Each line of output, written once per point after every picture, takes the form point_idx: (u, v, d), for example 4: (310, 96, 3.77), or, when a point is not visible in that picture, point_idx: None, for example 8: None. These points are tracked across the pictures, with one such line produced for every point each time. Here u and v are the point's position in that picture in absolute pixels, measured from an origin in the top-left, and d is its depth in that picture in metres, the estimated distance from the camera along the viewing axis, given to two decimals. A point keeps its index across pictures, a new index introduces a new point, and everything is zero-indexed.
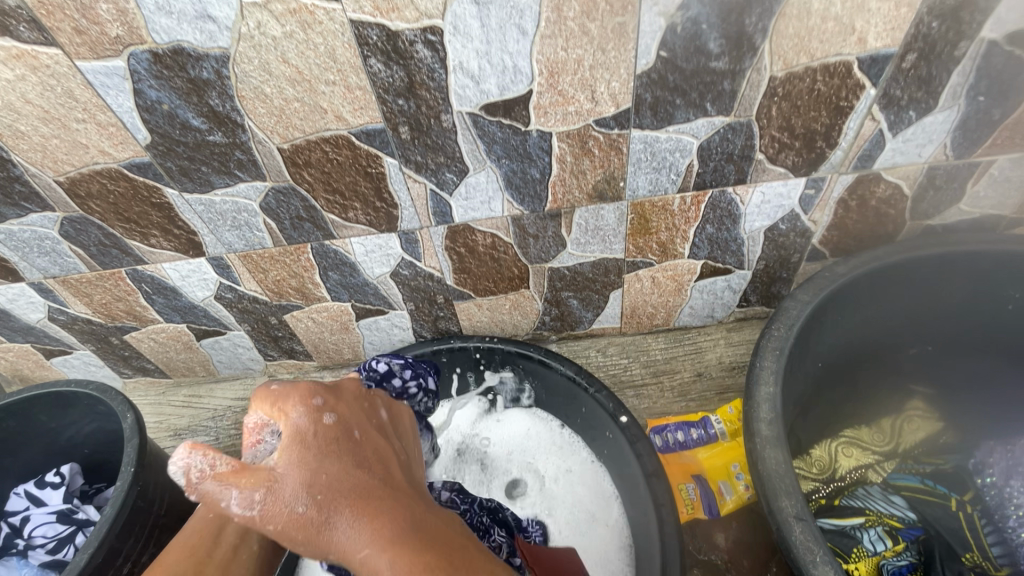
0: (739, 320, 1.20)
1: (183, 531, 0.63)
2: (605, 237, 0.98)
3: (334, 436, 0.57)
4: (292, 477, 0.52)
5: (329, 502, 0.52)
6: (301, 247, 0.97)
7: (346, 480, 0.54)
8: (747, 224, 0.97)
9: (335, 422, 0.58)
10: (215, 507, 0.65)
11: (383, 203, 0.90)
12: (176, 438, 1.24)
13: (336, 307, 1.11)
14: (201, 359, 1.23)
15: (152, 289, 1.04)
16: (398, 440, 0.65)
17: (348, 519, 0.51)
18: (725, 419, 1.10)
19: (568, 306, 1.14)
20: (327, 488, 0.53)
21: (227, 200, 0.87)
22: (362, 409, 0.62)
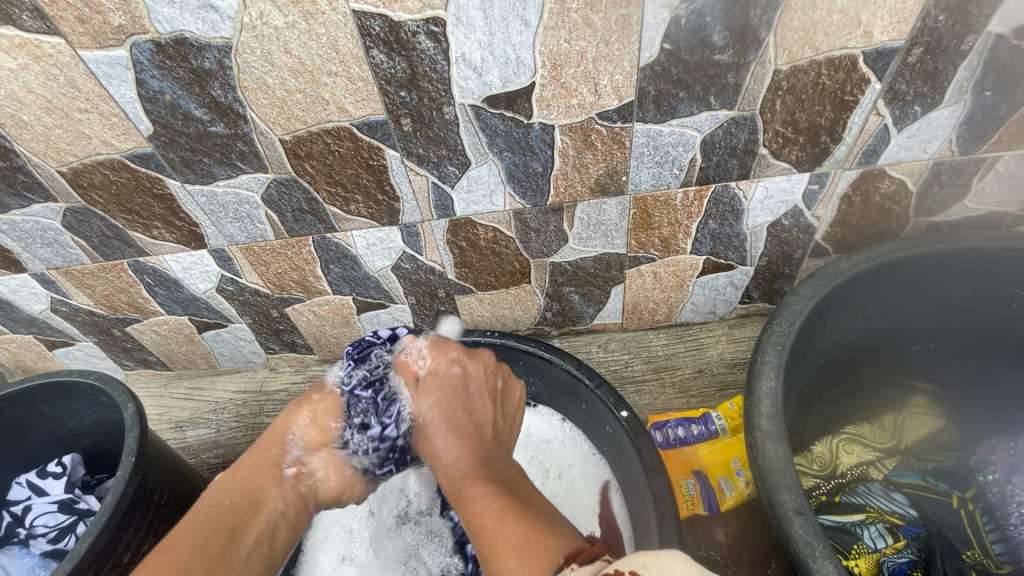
0: (740, 317, 1.20)
1: (215, 505, 0.72)
2: (607, 232, 0.98)
3: (453, 386, 0.86)
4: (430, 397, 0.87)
5: (447, 419, 0.83)
6: (302, 240, 0.97)
7: (452, 411, 0.84)
8: (749, 219, 0.97)
9: (460, 373, 0.88)
10: (260, 484, 0.77)
11: (385, 196, 0.90)
12: (177, 430, 1.25)
13: (337, 300, 1.11)
14: (203, 351, 1.24)
15: (153, 281, 1.05)
16: (503, 408, 0.87)
17: (451, 436, 0.81)
18: (726, 414, 1.09)
19: (569, 301, 1.14)
20: (443, 409, 0.85)
21: (229, 192, 0.87)
22: (479, 367, 0.89)
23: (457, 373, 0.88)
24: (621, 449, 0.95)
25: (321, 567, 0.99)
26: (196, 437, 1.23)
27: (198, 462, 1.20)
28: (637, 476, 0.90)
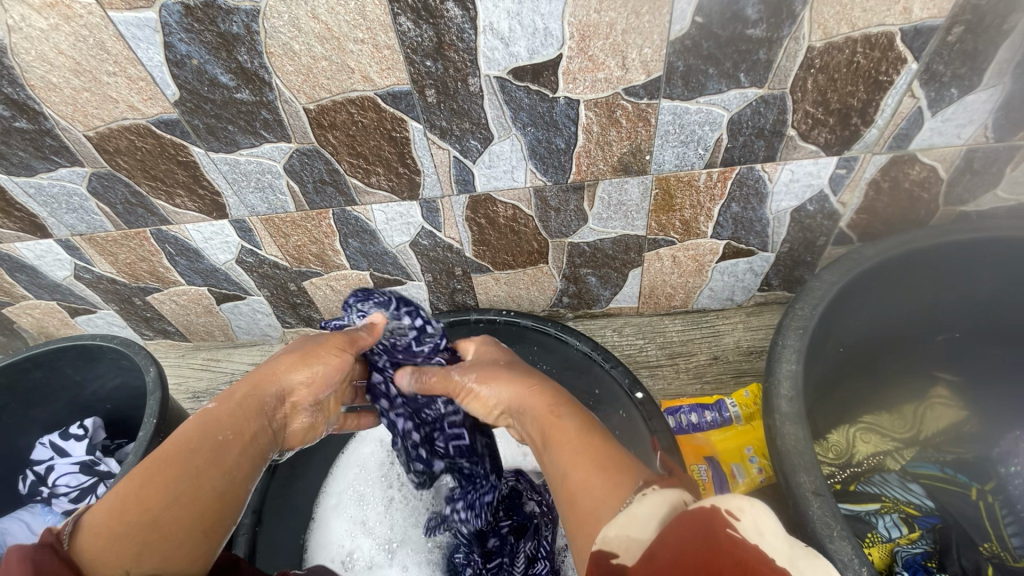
0: (758, 305, 1.19)
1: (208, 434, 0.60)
2: (627, 213, 0.97)
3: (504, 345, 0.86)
4: (488, 351, 0.84)
5: (509, 371, 0.77)
6: (322, 212, 0.98)
7: (502, 374, 0.77)
8: (773, 203, 0.95)
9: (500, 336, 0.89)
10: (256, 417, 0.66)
11: (406, 169, 0.90)
12: (195, 400, 1.27)
13: (354, 275, 1.12)
14: (221, 323, 1.25)
15: (175, 250, 1.06)
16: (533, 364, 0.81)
17: (508, 377, 0.76)
18: (740, 402, 1.10)
19: (586, 283, 1.13)
20: (502, 365, 0.80)
21: (252, 161, 0.88)
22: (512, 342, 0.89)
23: (501, 352, 0.84)
24: (635, 430, 0.94)
25: (333, 530, 1.01)
26: None
27: None
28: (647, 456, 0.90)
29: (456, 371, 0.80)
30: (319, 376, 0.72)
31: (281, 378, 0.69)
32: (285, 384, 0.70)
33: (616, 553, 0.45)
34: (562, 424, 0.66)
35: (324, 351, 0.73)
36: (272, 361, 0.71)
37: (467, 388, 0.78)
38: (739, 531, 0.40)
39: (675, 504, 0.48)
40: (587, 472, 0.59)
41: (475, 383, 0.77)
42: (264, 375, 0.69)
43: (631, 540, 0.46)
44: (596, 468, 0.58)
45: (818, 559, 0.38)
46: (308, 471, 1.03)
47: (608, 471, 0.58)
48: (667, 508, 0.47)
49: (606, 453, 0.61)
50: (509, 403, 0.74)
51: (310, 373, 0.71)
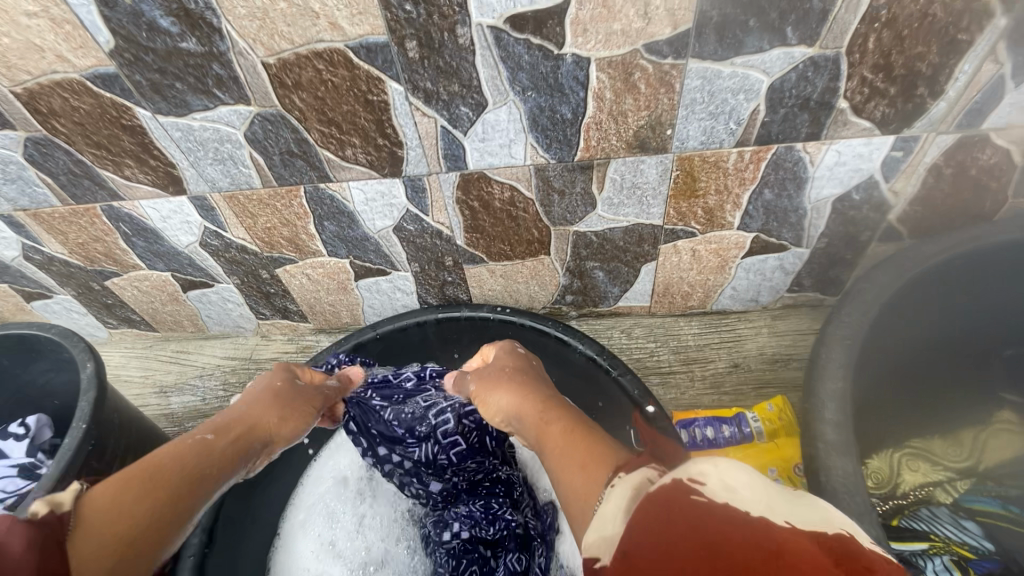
0: (786, 308, 1.05)
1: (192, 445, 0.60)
2: (642, 198, 0.84)
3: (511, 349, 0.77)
4: (500, 357, 0.76)
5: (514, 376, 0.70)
6: (293, 190, 0.85)
7: (504, 380, 0.70)
8: (813, 190, 0.82)
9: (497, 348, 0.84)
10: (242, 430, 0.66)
11: (386, 141, 0.77)
12: (161, 396, 1.16)
13: (332, 263, 1.00)
14: (189, 312, 1.13)
15: (131, 230, 0.94)
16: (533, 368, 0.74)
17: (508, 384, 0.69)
18: (763, 416, 0.97)
19: (592, 277, 1.00)
20: (510, 369, 0.72)
21: (207, 127, 0.76)
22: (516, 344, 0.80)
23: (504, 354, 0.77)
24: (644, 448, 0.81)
25: (299, 551, 0.90)
26: (180, 405, 1.15)
27: (181, 431, 1.11)
28: None
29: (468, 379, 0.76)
30: (307, 415, 0.74)
31: (264, 409, 0.70)
32: (271, 416, 0.70)
33: (598, 556, 0.40)
34: (550, 426, 0.60)
35: (307, 395, 0.76)
36: (255, 394, 0.72)
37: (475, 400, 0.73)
38: (706, 495, 0.38)
39: (637, 486, 0.42)
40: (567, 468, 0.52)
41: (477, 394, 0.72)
42: (249, 407, 0.70)
43: (603, 541, 0.41)
44: (577, 458, 0.52)
45: (802, 512, 0.37)
46: (276, 480, 0.92)
47: (588, 459, 0.51)
48: (630, 495, 0.42)
49: (578, 443, 0.54)
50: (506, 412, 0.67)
51: (301, 421, 0.73)
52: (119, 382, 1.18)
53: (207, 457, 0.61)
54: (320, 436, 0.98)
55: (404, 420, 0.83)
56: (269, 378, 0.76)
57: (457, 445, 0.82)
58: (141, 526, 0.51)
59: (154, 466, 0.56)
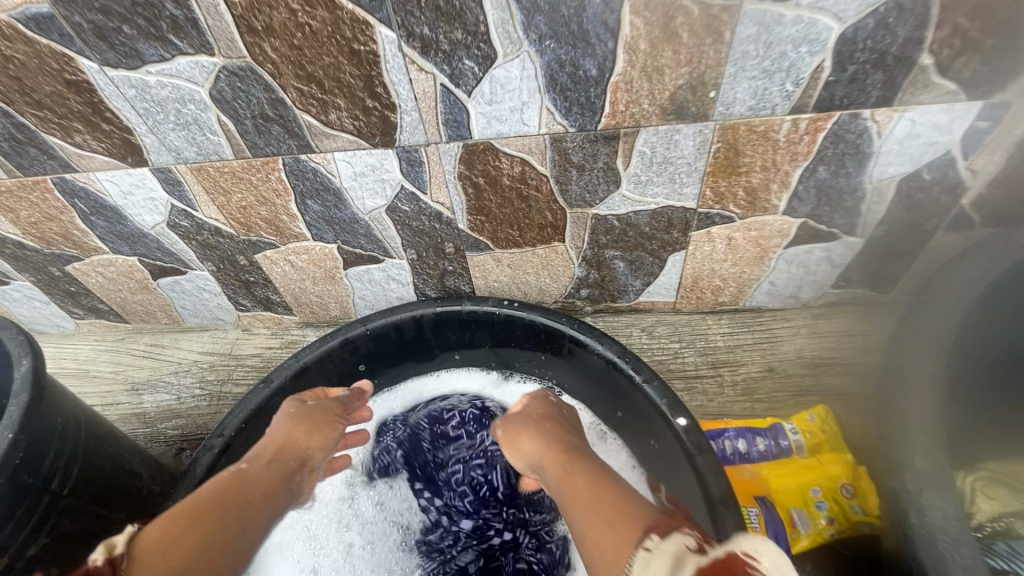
0: (829, 306, 0.93)
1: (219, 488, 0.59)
2: (674, 175, 0.73)
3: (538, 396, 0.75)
4: (529, 406, 0.72)
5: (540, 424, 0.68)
6: (270, 161, 0.74)
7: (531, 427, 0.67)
8: (877, 167, 0.70)
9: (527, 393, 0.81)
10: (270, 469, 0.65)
11: (376, 102, 0.66)
12: (134, 394, 1.04)
13: (318, 249, 0.88)
14: (161, 302, 1.02)
15: (88, 208, 0.83)
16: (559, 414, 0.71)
17: (532, 431, 0.66)
18: (804, 428, 0.85)
19: (611, 268, 0.89)
20: (537, 418, 0.69)
21: (165, 83, 0.65)
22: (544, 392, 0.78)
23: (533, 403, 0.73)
24: (674, 467, 0.69)
25: None
26: (153, 404, 1.02)
27: (154, 433, 0.99)
28: (694, 508, 0.65)
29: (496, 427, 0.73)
30: (327, 439, 0.72)
31: (287, 442, 0.69)
32: (297, 450, 0.69)
33: None
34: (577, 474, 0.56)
35: (324, 418, 0.74)
36: (274, 429, 0.71)
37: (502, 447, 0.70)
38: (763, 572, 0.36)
39: (679, 553, 0.39)
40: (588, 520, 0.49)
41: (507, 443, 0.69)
42: (272, 443, 0.69)
43: None
44: (599, 508, 0.49)
45: None
46: None
47: (610, 510, 0.48)
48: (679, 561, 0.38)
49: (603, 491, 0.51)
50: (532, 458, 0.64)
51: (324, 440, 0.72)
52: (87, 378, 1.07)
53: (251, 486, 0.62)
54: None
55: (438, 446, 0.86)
56: (285, 411, 0.74)
57: (467, 492, 0.81)
58: (192, 555, 0.51)
59: (187, 510, 0.55)
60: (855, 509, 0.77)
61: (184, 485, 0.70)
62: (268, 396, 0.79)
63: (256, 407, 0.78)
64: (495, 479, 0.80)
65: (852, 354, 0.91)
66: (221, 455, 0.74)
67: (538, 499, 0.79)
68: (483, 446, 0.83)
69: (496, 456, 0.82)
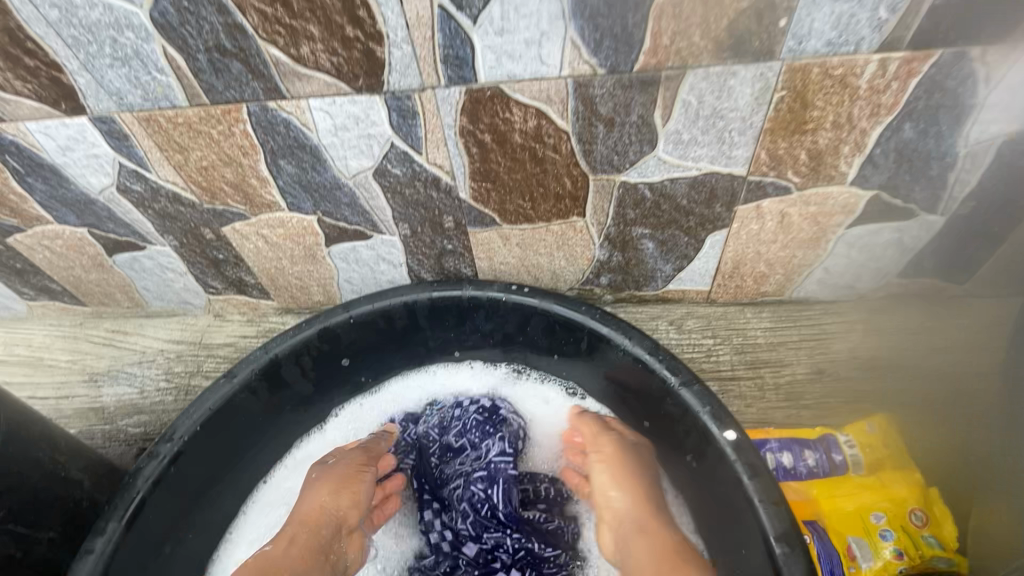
0: (890, 299, 0.79)
1: None
2: (724, 132, 0.59)
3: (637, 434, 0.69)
4: (635, 446, 0.67)
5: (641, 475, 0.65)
6: (232, 110, 0.61)
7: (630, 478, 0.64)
8: (976, 126, 0.57)
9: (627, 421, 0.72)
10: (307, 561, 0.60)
11: (358, 31, 0.53)
12: (92, 386, 0.91)
13: (296, 222, 0.75)
14: (121, 283, 0.90)
15: (22, 167, 0.70)
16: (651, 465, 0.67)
17: (630, 479, 0.64)
18: (861, 441, 0.72)
19: (639, 250, 0.76)
20: (638, 462, 0.66)
21: (94, 2, 0.52)
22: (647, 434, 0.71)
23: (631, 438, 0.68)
24: (720, 492, 0.58)
25: None
26: (113, 398, 0.90)
27: (113, 430, 0.87)
28: (751, 543, 0.54)
29: (603, 436, 0.68)
30: (358, 495, 0.66)
31: (314, 513, 0.64)
32: (328, 517, 0.64)
33: None
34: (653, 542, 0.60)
35: (349, 472, 0.67)
36: (304, 495, 0.66)
37: (596, 475, 0.66)
38: None
39: None
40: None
41: (607, 475, 0.65)
42: (302, 514, 0.64)
43: None
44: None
45: None
46: (211, 506, 0.68)
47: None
48: None
49: None
50: (625, 514, 0.63)
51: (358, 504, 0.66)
52: (40, 368, 0.94)
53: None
54: (275, 448, 0.75)
55: (444, 458, 0.74)
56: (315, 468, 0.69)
57: (468, 511, 0.69)
58: None
59: None
60: (929, 540, 0.64)
61: (125, 498, 0.58)
62: (230, 393, 0.66)
63: (215, 407, 0.65)
64: (494, 495, 0.68)
65: (917, 356, 0.77)
66: (170, 465, 0.62)
67: (554, 534, 0.68)
68: (488, 458, 0.71)
69: (500, 471, 0.70)
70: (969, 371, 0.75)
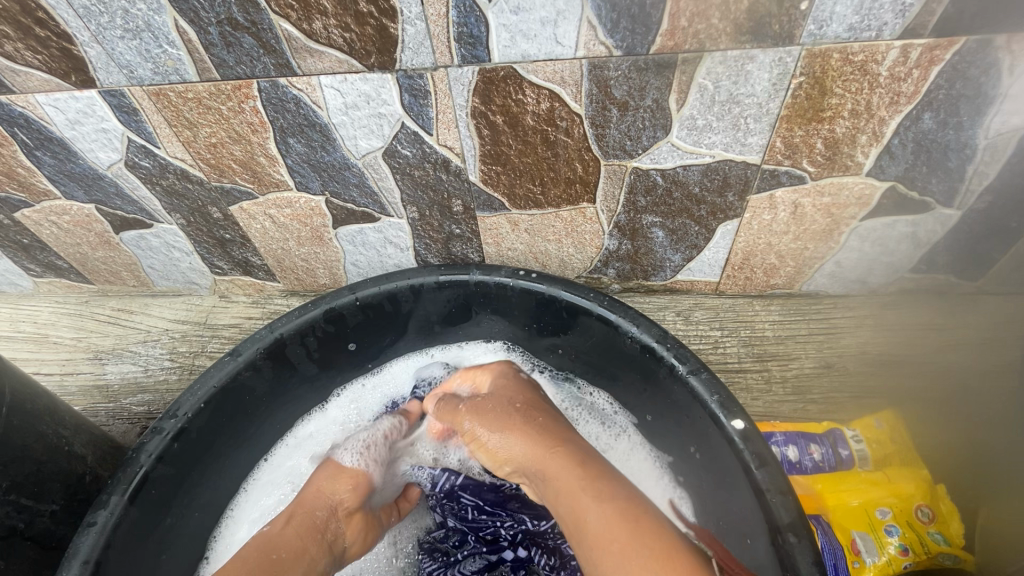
0: (901, 294, 0.80)
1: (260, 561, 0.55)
2: (739, 119, 0.58)
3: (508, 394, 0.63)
4: (502, 401, 0.63)
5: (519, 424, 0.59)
6: (242, 86, 0.61)
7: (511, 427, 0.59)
8: (998, 117, 0.56)
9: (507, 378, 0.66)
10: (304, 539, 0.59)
11: (371, 7, 0.52)
12: (95, 363, 0.91)
13: (304, 203, 0.75)
14: (127, 261, 0.89)
15: (31, 141, 0.70)
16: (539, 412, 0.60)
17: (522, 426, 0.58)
18: (868, 436, 0.71)
19: (648, 238, 0.75)
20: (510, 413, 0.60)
21: None
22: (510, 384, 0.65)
23: (488, 396, 0.64)
24: (725, 481, 0.58)
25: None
26: (117, 376, 0.89)
27: (116, 409, 0.86)
28: (754, 534, 0.54)
29: (460, 410, 0.64)
30: (356, 479, 0.65)
31: (314, 496, 0.63)
32: (326, 499, 0.62)
33: None
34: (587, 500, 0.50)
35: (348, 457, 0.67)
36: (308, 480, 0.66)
37: (479, 435, 0.61)
38: None
39: None
40: (625, 559, 0.45)
41: (488, 435, 0.59)
42: (301, 497, 0.63)
43: None
44: (644, 555, 0.45)
45: None
46: (209, 484, 0.68)
47: (664, 556, 0.45)
48: None
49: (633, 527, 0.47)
50: (521, 463, 0.56)
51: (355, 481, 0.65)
52: (45, 344, 0.94)
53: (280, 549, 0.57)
54: (277, 428, 0.75)
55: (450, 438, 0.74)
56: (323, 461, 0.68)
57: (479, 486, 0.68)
58: None
59: None
60: (935, 537, 0.63)
61: (125, 474, 0.58)
62: (235, 371, 0.66)
63: (219, 384, 0.65)
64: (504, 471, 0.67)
65: (925, 352, 0.77)
66: (172, 441, 0.61)
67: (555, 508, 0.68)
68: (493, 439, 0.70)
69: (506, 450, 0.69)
70: (977, 369, 0.75)
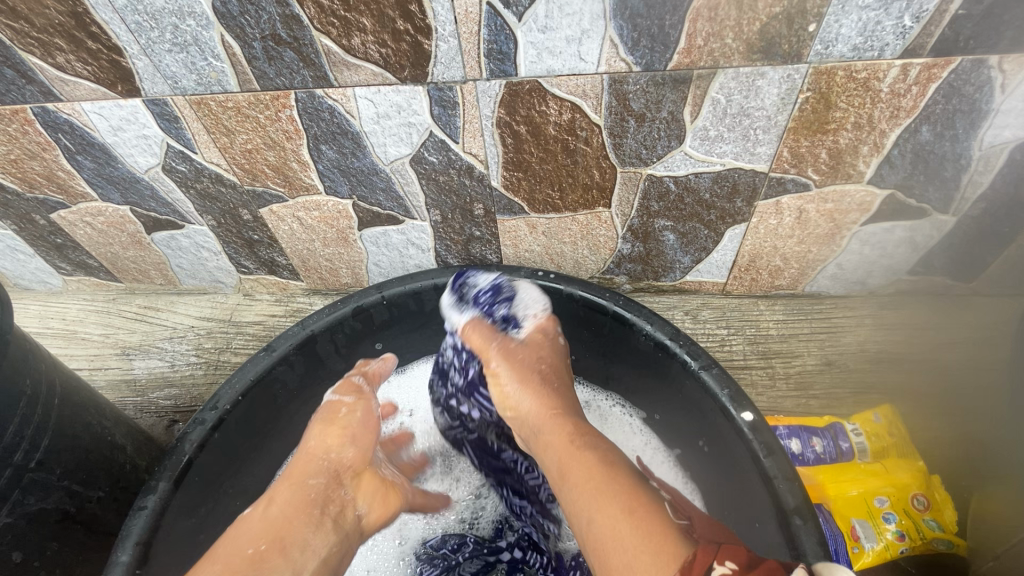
0: (899, 295, 0.84)
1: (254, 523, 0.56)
2: (749, 130, 0.62)
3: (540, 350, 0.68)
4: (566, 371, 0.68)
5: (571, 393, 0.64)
6: (279, 97, 0.64)
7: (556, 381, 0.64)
8: (991, 130, 0.60)
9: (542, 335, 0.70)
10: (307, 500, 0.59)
11: (408, 25, 0.56)
12: (123, 359, 0.94)
13: (331, 206, 0.79)
14: (156, 260, 0.93)
15: (73, 146, 0.73)
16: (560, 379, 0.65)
17: (542, 386, 0.63)
18: (868, 429, 0.75)
19: (660, 241, 0.79)
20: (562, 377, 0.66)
21: None
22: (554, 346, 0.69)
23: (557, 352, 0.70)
24: (733, 470, 0.62)
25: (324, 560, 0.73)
26: (145, 371, 0.92)
27: (144, 402, 0.89)
28: (762, 521, 0.58)
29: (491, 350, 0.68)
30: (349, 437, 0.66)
31: (304, 465, 0.62)
32: (321, 462, 0.63)
33: None
34: (580, 451, 0.53)
35: (332, 415, 0.67)
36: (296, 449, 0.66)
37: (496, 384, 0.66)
38: None
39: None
40: (599, 505, 0.48)
41: (508, 383, 0.64)
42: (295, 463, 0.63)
43: None
44: (611, 501, 0.47)
45: None
46: (248, 472, 0.72)
47: (630, 507, 0.46)
48: None
49: (610, 476, 0.49)
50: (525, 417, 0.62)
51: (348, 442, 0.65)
52: (74, 340, 0.97)
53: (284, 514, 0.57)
54: (309, 420, 0.79)
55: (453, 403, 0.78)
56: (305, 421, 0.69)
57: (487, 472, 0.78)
58: None
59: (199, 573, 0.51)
60: (929, 524, 0.68)
61: (172, 462, 0.61)
62: (269, 365, 0.70)
63: (255, 378, 0.69)
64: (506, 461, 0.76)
65: (919, 350, 0.81)
66: (212, 431, 0.65)
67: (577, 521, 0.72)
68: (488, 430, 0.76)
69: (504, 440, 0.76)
70: (969, 367, 0.79)
